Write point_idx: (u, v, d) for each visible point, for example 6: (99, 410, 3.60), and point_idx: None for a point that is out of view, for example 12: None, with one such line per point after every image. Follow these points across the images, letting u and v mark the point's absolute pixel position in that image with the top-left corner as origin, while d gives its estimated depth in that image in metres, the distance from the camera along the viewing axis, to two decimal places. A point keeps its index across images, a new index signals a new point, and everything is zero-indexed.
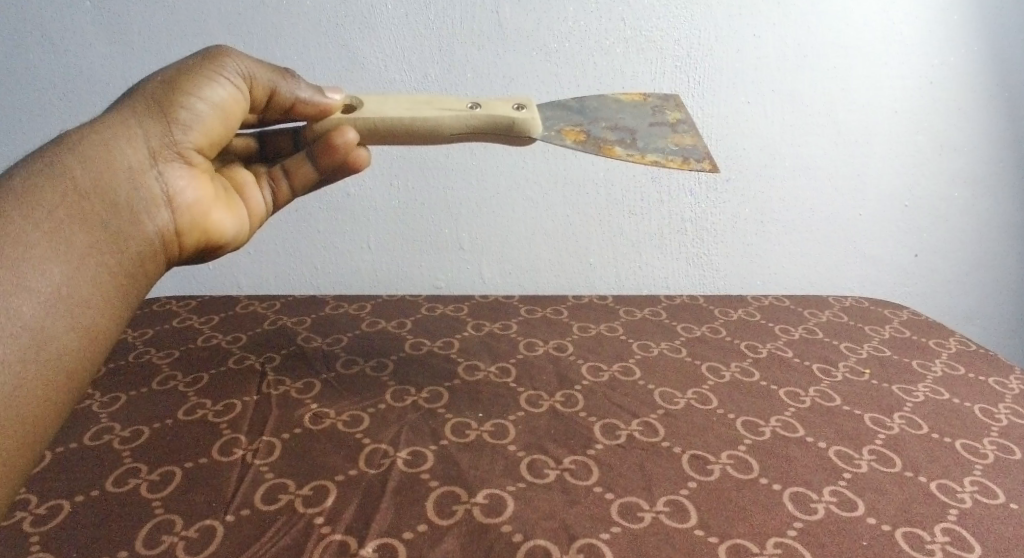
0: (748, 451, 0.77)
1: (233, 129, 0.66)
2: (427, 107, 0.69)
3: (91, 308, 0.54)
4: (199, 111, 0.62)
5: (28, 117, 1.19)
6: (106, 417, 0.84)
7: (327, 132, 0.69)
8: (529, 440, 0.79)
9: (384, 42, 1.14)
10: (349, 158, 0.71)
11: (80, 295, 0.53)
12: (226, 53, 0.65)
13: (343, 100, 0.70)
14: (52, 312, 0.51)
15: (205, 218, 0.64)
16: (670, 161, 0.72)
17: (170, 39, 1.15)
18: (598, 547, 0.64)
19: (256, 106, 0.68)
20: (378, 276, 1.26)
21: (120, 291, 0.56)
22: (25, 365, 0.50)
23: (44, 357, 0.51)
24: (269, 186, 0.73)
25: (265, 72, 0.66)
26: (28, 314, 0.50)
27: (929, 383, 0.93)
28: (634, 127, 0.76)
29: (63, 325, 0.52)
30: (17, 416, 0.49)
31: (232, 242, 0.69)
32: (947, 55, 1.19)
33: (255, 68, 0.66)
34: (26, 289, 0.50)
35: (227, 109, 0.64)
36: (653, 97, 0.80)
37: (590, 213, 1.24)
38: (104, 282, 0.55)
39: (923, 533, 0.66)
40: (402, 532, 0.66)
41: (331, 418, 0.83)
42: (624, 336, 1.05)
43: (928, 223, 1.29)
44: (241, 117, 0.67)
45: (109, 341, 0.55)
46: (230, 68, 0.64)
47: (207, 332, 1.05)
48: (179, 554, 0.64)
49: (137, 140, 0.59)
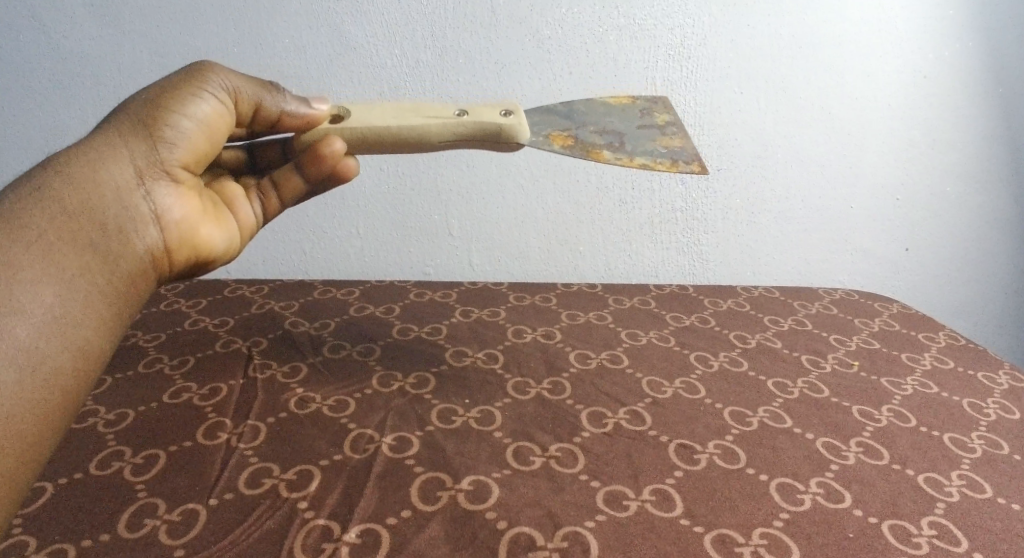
0: (734, 441, 0.77)
1: (220, 145, 0.65)
2: (413, 114, 0.68)
3: (84, 327, 0.53)
4: (185, 128, 0.61)
5: (14, 98, 1.17)
6: (91, 400, 0.83)
7: (313, 143, 0.68)
8: (516, 427, 0.79)
9: (376, 28, 1.13)
10: (337, 168, 0.69)
11: (71, 315, 0.53)
12: (209, 69, 0.64)
13: (330, 111, 0.69)
14: (45, 333, 0.51)
15: (194, 235, 0.63)
16: (659, 165, 0.72)
17: (161, 22, 1.13)
18: (583, 536, 0.64)
19: (242, 120, 0.67)
20: (368, 264, 1.26)
21: (113, 310, 0.56)
22: (19, 385, 0.49)
23: (40, 376, 0.50)
24: (259, 198, 0.72)
25: (249, 85, 0.65)
26: (20, 335, 0.50)
27: (918, 377, 0.93)
28: (622, 130, 0.75)
29: (57, 344, 0.52)
30: (16, 434, 0.49)
31: (223, 257, 0.67)
32: (943, 49, 1.18)
33: (240, 82, 0.65)
34: (19, 311, 0.50)
35: (212, 125, 0.63)
36: (641, 99, 0.80)
37: (581, 201, 1.23)
38: (96, 302, 0.55)
39: (910, 526, 0.66)
40: (387, 517, 0.66)
41: (317, 403, 0.83)
42: (613, 325, 1.05)
43: (918, 216, 1.28)
44: (228, 132, 0.65)
45: (103, 359, 0.55)
46: (214, 84, 0.63)
47: (195, 315, 1.04)
48: (162, 538, 0.63)
49: (123, 160, 0.58)
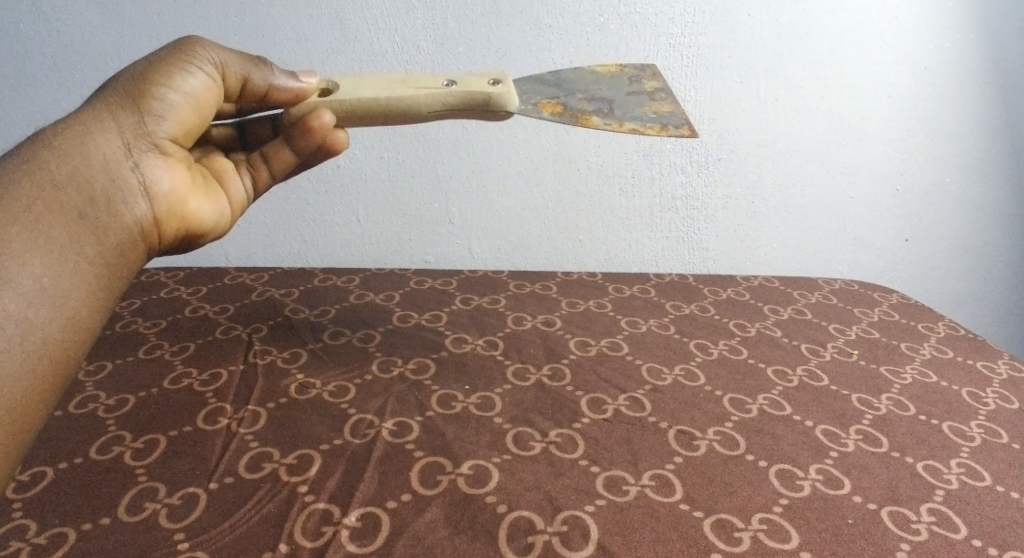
0: (734, 428, 0.77)
1: (209, 120, 0.65)
2: (402, 86, 0.68)
3: (74, 297, 0.54)
4: (173, 102, 0.62)
5: (16, 87, 1.17)
6: (92, 386, 0.83)
7: (303, 116, 0.68)
8: (516, 413, 0.79)
9: (377, 16, 1.13)
10: (325, 141, 0.69)
11: (61, 286, 0.53)
12: (197, 43, 0.64)
13: (319, 85, 0.69)
14: (35, 303, 0.51)
15: (183, 207, 0.64)
16: (648, 129, 0.72)
17: (162, 11, 1.14)
18: (583, 520, 0.64)
19: (230, 96, 0.67)
20: (367, 252, 1.26)
21: (101, 280, 0.56)
22: (9, 356, 0.50)
23: (30, 347, 0.51)
24: (249, 172, 0.72)
25: (236, 56, 0.66)
26: (10, 306, 0.50)
27: (917, 366, 0.93)
28: (611, 97, 0.75)
29: (46, 315, 0.52)
30: (8, 404, 0.49)
31: (212, 231, 0.68)
32: (942, 41, 1.19)
33: (227, 57, 0.65)
34: (8, 282, 0.50)
35: (200, 98, 0.63)
36: (629, 68, 0.79)
37: (580, 190, 1.23)
38: (85, 272, 0.55)
39: (909, 513, 0.66)
40: (386, 501, 0.66)
41: (318, 388, 0.83)
42: (613, 313, 1.05)
43: (918, 207, 1.29)
44: (217, 107, 0.66)
45: (94, 329, 0.55)
46: (203, 58, 0.63)
47: (195, 302, 1.05)
48: (161, 521, 0.63)
49: (111, 133, 0.59)
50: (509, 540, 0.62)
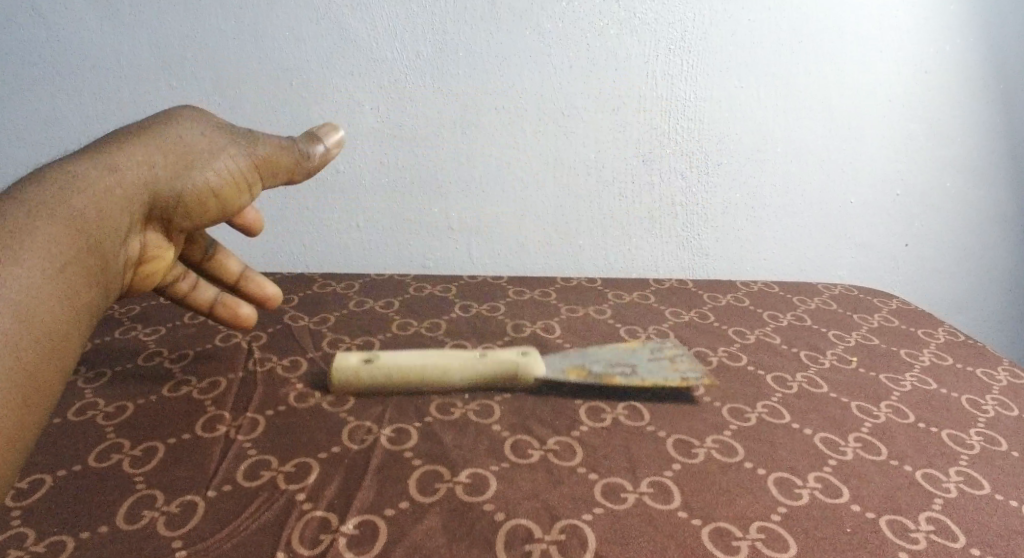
0: (733, 436, 0.77)
1: (187, 169, 0.73)
2: None
3: (68, 330, 0.58)
4: (174, 154, 0.72)
5: (15, 92, 1.17)
6: (91, 393, 0.83)
7: None
8: (514, 420, 0.79)
9: (376, 20, 1.13)
10: None
11: (59, 319, 0.58)
12: (202, 111, 0.78)
13: None
14: (37, 333, 0.55)
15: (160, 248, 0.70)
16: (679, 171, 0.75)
17: (160, 16, 1.13)
18: (580, 529, 0.64)
19: (203, 146, 0.74)
20: (367, 257, 1.26)
21: (87, 319, 0.62)
22: (16, 379, 0.53)
23: (35, 371, 0.55)
24: None
25: (243, 133, 0.79)
26: (19, 333, 0.54)
27: (917, 373, 0.93)
28: None
29: (48, 344, 0.56)
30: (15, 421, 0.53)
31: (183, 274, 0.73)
32: (942, 45, 1.18)
33: (224, 121, 0.78)
34: (16, 312, 0.54)
35: (192, 153, 0.73)
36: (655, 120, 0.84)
37: (579, 194, 1.23)
38: (77, 308, 0.60)
39: (908, 521, 0.66)
40: (384, 509, 0.66)
41: (317, 396, 0.83)
42: (612, 320, 1.05)
43: (918, 212, 1.28)
44: (192, 157, 0.73)
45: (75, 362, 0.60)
46: (209, 121, 0.77)
47: (195, 308, 1.05)
48: (159, 529, 0.63)
49: (113, 182, 0.66)
50: (507, 548, 0.62)
